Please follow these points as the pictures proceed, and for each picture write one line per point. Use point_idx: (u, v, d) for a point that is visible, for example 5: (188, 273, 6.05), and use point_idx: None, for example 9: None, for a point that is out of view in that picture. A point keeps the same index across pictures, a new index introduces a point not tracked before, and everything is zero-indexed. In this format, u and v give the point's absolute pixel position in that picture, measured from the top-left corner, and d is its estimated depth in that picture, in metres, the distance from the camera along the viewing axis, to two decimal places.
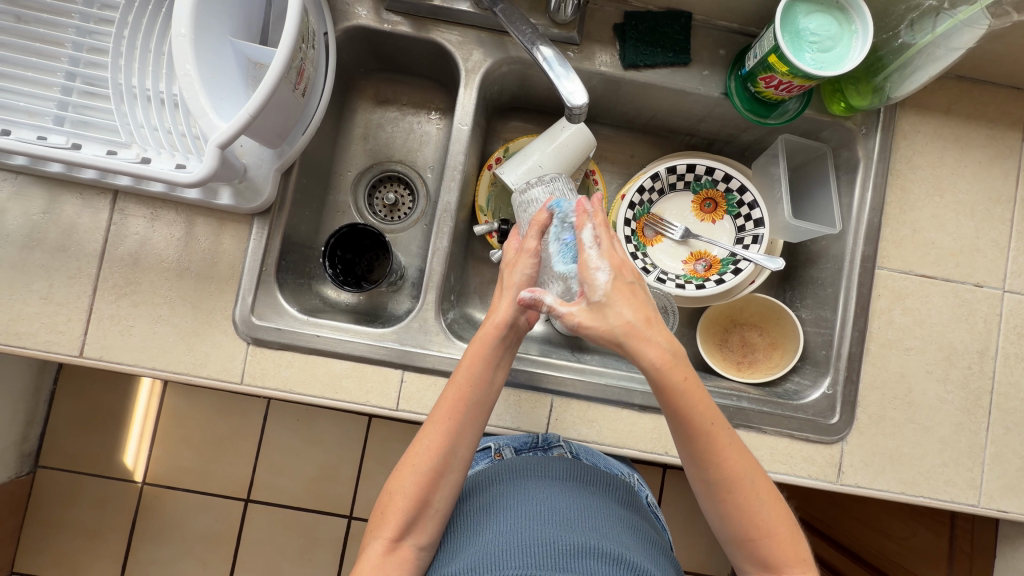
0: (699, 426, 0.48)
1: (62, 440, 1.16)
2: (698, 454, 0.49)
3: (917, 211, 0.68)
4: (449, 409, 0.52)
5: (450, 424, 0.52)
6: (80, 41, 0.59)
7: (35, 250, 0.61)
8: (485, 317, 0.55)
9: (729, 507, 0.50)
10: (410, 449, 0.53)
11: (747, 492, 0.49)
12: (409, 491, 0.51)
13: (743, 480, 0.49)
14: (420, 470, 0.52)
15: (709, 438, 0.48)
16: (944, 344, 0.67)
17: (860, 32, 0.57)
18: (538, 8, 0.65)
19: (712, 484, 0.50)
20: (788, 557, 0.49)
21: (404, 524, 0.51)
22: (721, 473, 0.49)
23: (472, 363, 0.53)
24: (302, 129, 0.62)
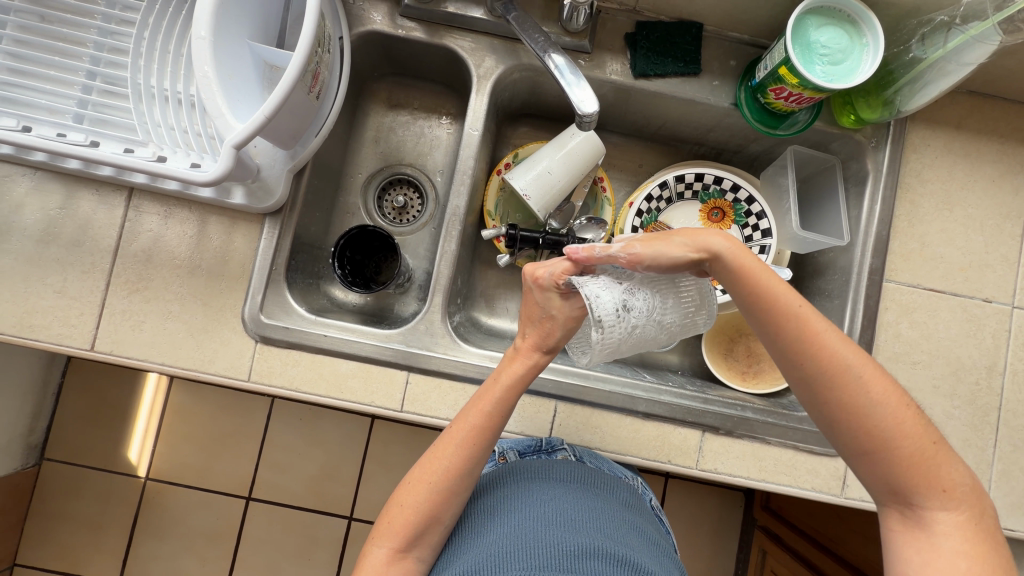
0: (780, 319, 0.47)
1: (69, 433, 1.17)
2: (787, 355, 0.48)
3: (926, 224, 0.68)
4: (475, 436, 0.53)
5: (472, 449, 0.53)
6: (102, 42, 0.60)
7: (50, 245, 0.63)
8: (520, 336, 0.58)
9: (834, 411, 0.47)
10: (423, 465, 0.54)
11: (849, 394, 0.46)
12: (420, 505, 0.52)
13: (845, 380, 0.46)
14: (435, 487, 0.52)
15: (794, 334, 0.47)
16: (952, 359, 0.67)
17: (871, 46, 0.57)
18: (550, 16, 0.66)
19: (811, 387, 0.48)
20: (912, 470, 0.46)
21: (413, 534, 0.51)
22: (818, 372, 0.47)
23: (508, 390, 0.54)
24: (315, 131, 0.63)
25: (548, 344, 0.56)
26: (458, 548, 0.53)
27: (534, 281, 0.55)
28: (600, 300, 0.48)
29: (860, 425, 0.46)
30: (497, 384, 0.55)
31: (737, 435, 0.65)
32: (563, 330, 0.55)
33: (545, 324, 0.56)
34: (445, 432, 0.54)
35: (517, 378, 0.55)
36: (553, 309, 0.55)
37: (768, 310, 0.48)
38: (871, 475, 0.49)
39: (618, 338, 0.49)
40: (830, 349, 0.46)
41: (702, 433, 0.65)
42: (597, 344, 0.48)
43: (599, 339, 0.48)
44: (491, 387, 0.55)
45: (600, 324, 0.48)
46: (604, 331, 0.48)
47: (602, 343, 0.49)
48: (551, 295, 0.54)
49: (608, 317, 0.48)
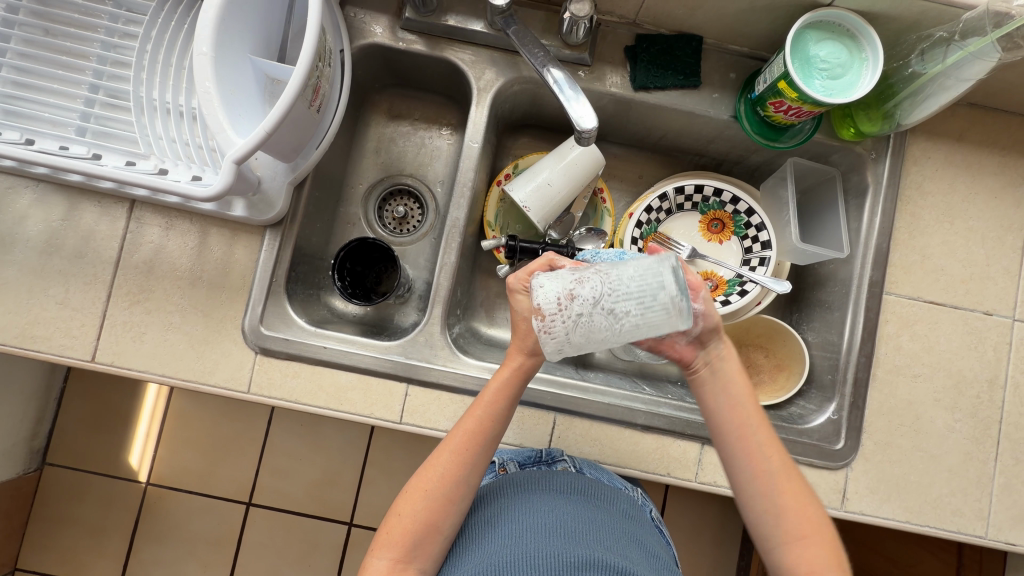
0: (757, 415, 0.54)
1: (71, 439, 1.18)
2: (758, 445, 0.53)
3: (927, 236, 0.68)
4: (468, 440, 0.53)
5: (465, 456, 0.53)
6: (105, 55, 0.61)
7: (53, 256, 0.63)
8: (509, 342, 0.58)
9: (781, 499, 0.51)
10: (419, 474, 0.54)
11: (798, 487, 0.52)
12: (419, 514, 0.52)
13: (794, 475, 0.53)
14: (432, 495, 0.52)
15: (766, 428, 0.54)
16: (953, 371, 0.67)
17: (871, 60, 0.57)
18: (551, 29, 0.66)
19: (770, 477, 0.52)
20: (833, 556, 0.50)
21: (412, 544, 0.51)
22: (778, 465, 0.53)
23: (496, 397, 0.55)
24: (316, 143, 0.63)
25: (532, 349, 0.55)
26: (458, 560, 0.52)
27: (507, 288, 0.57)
28: (541, 290, 0.49)
29: (803, 515, 0.51)
30: (485, 391, 0.55)
31: None
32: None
33: (522, 327, 0.56)
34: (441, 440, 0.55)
35: (503, 383, 0.55)
36: (528, 312, 0.55)
37: (751, 405, 0.55)
38: (790, 568, 0.50)
39: (563, 331, 0.48)
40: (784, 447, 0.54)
41: (702, 445, 0.64)
42: (542, 338, 0.49)
43: (544, 335, 0.49)
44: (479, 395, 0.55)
45: (540, 317, 0.48)
46: (543, 322, 0.48)
47: (548, 338, 0.48)
48: (523, 298, 0.55)
49: (547, 306, 0.48)
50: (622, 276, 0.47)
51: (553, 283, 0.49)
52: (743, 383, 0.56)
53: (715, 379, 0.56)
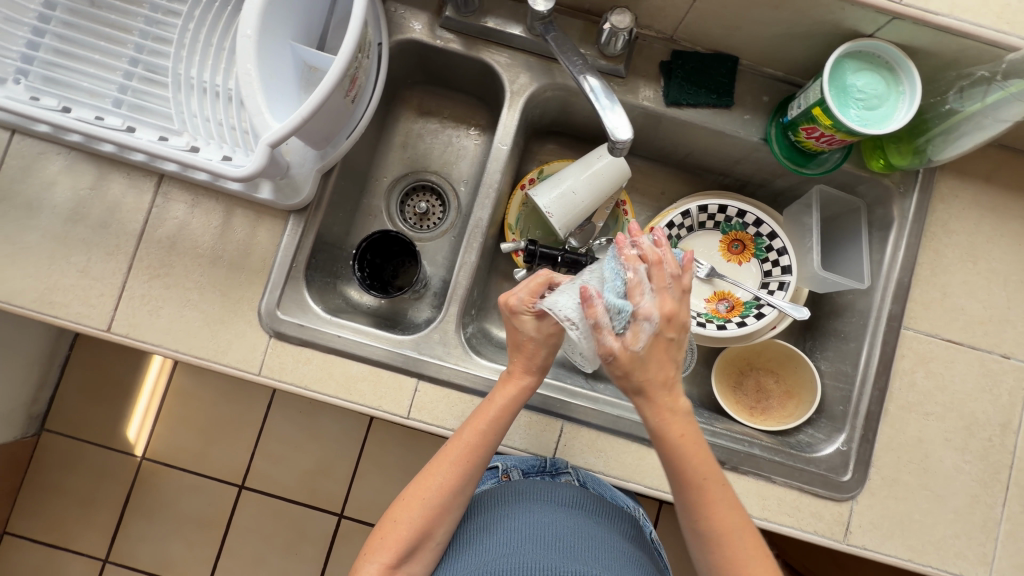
0: (691, 481, 0.49)
1: (72, 407, 1.18)
2: (687, 505, 0.50)
3: (948, 274, 0.67)
4: (470, 454, 0.52)
5: (466, 468, 0.52)
6: (147, 30, 0.62)
7: (78, 224, 0.63)
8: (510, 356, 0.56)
9: (715, 561, 0.49)
10: (418, 482, 0.52)
11: (737, 552, 0.48)
12: (416, 521, 0.50)
13: (736, 539, 0.49)
14: (428, 505, 0.51)
15: (700, 492, 0.49)
16: (965, 413, 0.66)
17: (908, 94, 0.57)
18: (588, 39, 0.66)
19: (701, 540, 0.50)
20: None
21: (404, 551, 0.50)
22: (710, 529, 0.49)
23: (500, 416, 0.53)
24: (346, 134, 0.64)
25: (537, 365, 0.54)
26: (452, 564, 0.51)
27: (507, 308, 0.53)
28: (551, 300, 0.51)
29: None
30: (489, 405, 0.54)
31: (742, 470, 0.64)
32: (546, 349, 0.54)
33: (528, 347, 0.53)
34: (440, 449, 0.53)
35: (511, 401, 0.54)
36: (535, 332, 0.53)
37: (684, 471, 0.49)
38: None
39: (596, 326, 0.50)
40: (723, 512, 0.49)
41: None
42: (582, 341, 0.50)
43: (579, 335, 0.50)
44: (483, 408, 0.54)
45: (570, 320, 0.49)
46: (578, 326, 0.49)
47: (583, 336, 0.50)
48: (529, 318, 0.52)
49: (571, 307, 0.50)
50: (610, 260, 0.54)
51: (563, 294, 0.51)
52: (673, 444, 0.49)
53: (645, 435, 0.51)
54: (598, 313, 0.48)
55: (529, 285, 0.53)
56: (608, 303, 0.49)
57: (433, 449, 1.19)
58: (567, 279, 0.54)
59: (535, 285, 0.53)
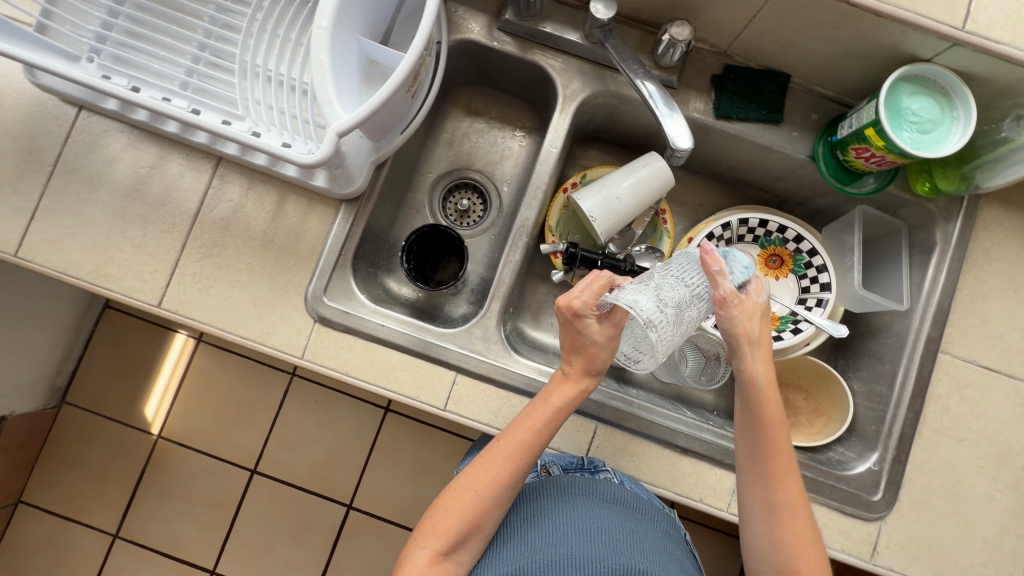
0: (776, 449, 0.52)
1: (98, 381, 1.20)
2: (765, 475, 0.52)
3: (988, 301, 0.67)
4: (524, 450, 0.52)
5: (520, 464, 0.52)
6: (217, 17, 0.64)
7: (136, 201, 0.65)
8: (565, 358, 0.56)
9: (781, 533, 0.51)
10: (471, 473, 0.53)
11: (802, 528, 0.51)
12: (467, 513, 0.51)
13: (804, 512, 0.52)
14: (483, 496, 0.51)
15: (782, 463, 0.52)
16: (999, 441, 0.66)
17: (962, 120, 0.58)
18: (644, 49, 0.68)
19: (771, 511, 0.52)
20: None
21: (455, 540, 0.50)
22: (783, 502, 0.51)
23: (555, 417, 0.54)
24: (401, 129, 0.65)
25: (594, 368, 0.56)
26: (498, 552, 0.52)
27: (570, 312, 0.53)
28: (628, 298, 0.49)
29: (797, 557, 0.50)
30: (544, 405, 0.54)
31: None
32: (608, 353, 0.55)
33: (590, 351, 0.54)
34: (495, 442, 0.53)
35: (566, 402, 0.55)
36: (597, 335, 0.54)
37: (772, 437, 0.52)
38: None
39: (670, 327, 0.49)
40: (797, 484, 0.52)
41: None
42: (658, 342, 0.48)
43: (656, 333, 0.48)
44: (538, 406, 0.54)
45: (649, 316, 0.48)
46: (656, 326, 0.48)
47: (659, 332, 0.48)
48: (592, 320, 0.53)
49: (648, 304, 0.49)
50: (673, 264, 0.54)
51: (641, 293, 0.50)
52: (768, 407, 0.52)
53: (740, 394, 0.54)
54: (720, 262, 0.51)
55: (594, 286, 0.53)
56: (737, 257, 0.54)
57: (448, 446, 1.20)
58: (626, 280, 0.55)
59: (598, 286, 0.53)
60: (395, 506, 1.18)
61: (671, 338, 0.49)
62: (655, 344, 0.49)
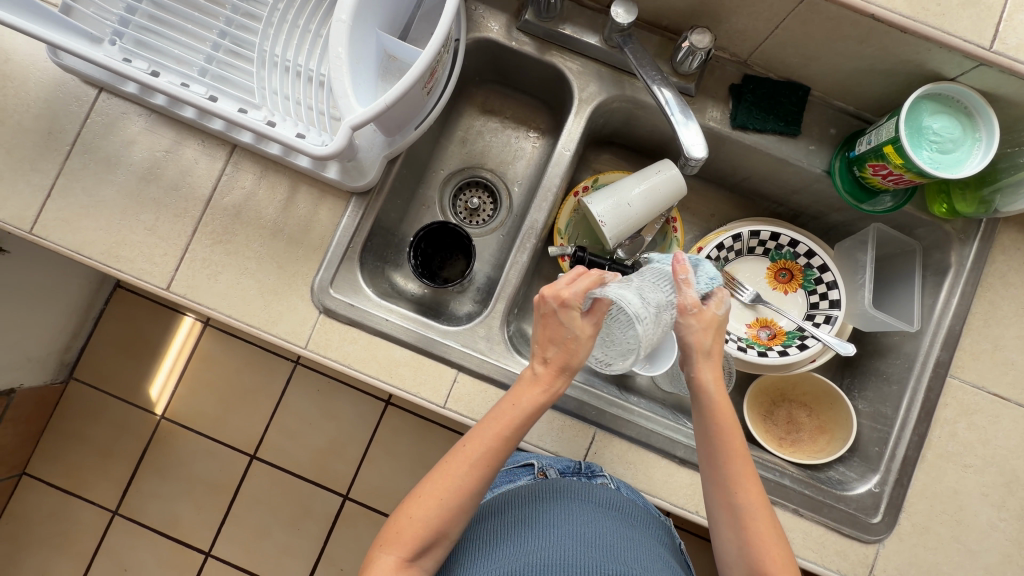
0: (732, 451, 0.51)
1: (105, 359, 1.22)
2: (724, 480, 0.51)
3: (1002, 327, 0.66)
4: (488, 456, 0.50)
5: (485, 470, 0.50)
6: (237, 6, 0.64)
7: (151, 184, 0.66)
8: (537, 354, 0.52)
9: (745, 536, 0.49)
10: (433, 481, 0.50)
11: (766, 530, 0.49)
12: (431, 521, 0.48)
13: (767, 514, 0.50)
14: (447, 505, 0.49)
15: (739, 465, 0.50)
16: (1006, 469, 0.65)
17: (985, 141, 0.57)
18: (663, 55, 0.67)
19: (734, 514, 0.50)
20: None
21: (421, 548, 0.49)
22: (744, 504, 0.50)
23: (522, 423, 0.51)
24: (416, 124, 0.65)
25: (570, 367, 0.51)
26: (489, 551, 0.52)
27: (556, 300, 0.50)
28: (616, 292, 0.49)
29: (766, 561, 0.48)
30: (513, 409, 0.50)
31: (771, 498, 0.64)
32: (587, 351, 0.51)
33: (569, 345, 0.50)
34: (459, 449, 0.51)
35: (537, 406, 0.51)
36: (578, 329, 0.50)
37: (728, 439, 0.51)
38: None
39: (653, 323, 0.49)
40: (755, 485, 0.50)
41: None
42: (644, 337, 0.49)
43: (643, 327, 0.48)
44: (507, 410, 0.51)
45: (636, 310, 0.48)
46: (643, 319, 0.48)
47: (646, 327, 0.48)
48: (577, 312, 0.50)
49: (633, 299, 0.49)
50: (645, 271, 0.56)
51: (627, 290, 0.50)
52: (722, 412, 0.51)
53: (694, 403, 0.53)
54: (688, 270, 0.53)
55: (580, 281, 0.51)
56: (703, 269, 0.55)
57: (447, 442, 1.20)
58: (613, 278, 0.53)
59: (586, 279, 0.51)
60: (391, 499, 1.18)
61: (652, 335, 0.50)
62: (642, 339, 0.49)
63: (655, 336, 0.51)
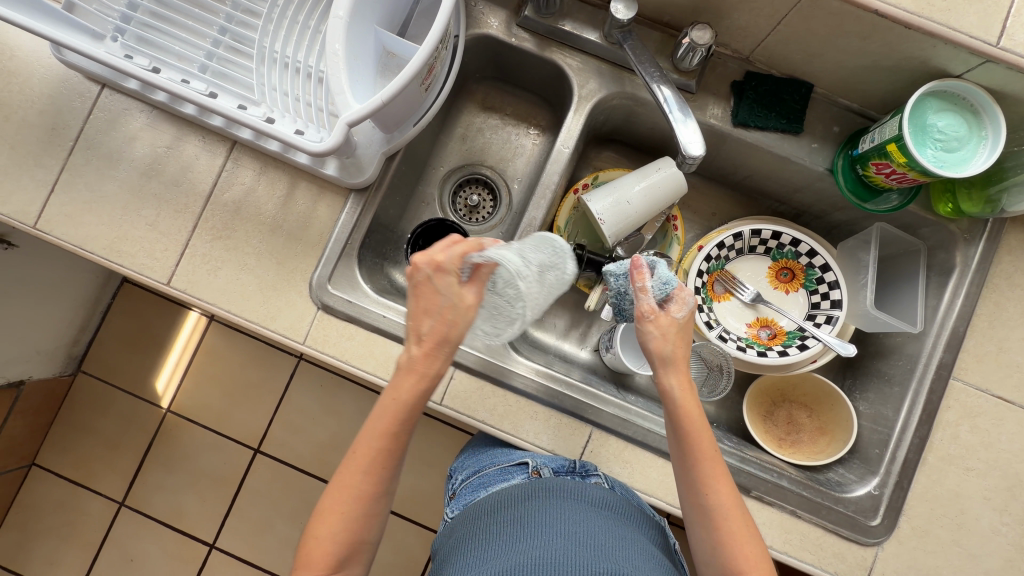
0: (701, 452, 0.50)
1: (112, 352, 1.24)
2: (694, 480, 0.50)
3: (1008, 329, 0.65)
4: (381, 459, 0.49)
5: (380, 472, 0.49)
6: (238, 3, 0.64)
7: (152, 180, 0.66)
8: (411, 329, 0.49)
9: (716, 536, 0.49)
10: (331, 496, 0.49)
11: (739, 529, 0.49)
12: (338, 534, 0.48)
13: (738, 513, 0.49)
14: (351, 516, 0.48)
15: (709, 465, 0.50)
16: (1009, 473, 0.64)
17: (990, 140, 0.56)
18: (663, 52, 0.67)
19: (706, 515, 0.49)
20: None
21: (336, 562, 0.48)
22: (716, 505, 0.49)
23: (401, 414, 0.49)
24: (414, 121, 0.65)
25: (449, 339, 0.49)
26: (480, 553, 0.51)
27: (430, 265, 0.48)
28: (497, 254, 0.50)
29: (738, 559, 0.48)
30: (395, 403, 0.48)
31: (768, 499, 0.64)
32: (467, 321, 0.49)
33: (446, 315, 0.48)
34: (349, 457, 0.49)
35: (417, 393, 0.49)
36: (454, 295, 0.48)
37: (697, 440, 0.50)
38: None
39: (535, 283, 0.51)
40: (725, 485, 0.50)
41: None
42: (527, 296, 0.51)
43: (526, 286, 0.50)
44: (388, 406, 0.49)
45: (516, 268, 0.50)
46: (523, 277, 0.50)
47: (528, 285, 0.50)
48: (450, 276, 0.48)
49: (514, 259, 0.51)
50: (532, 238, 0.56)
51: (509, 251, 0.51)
52: (689, 416, 0.50)
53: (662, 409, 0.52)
54: (645, 278, 0.53)
55: (456, 246, 0.50)
56: (658, 272, 0.53)
57: (447, 438, 1.21)
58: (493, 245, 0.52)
59: (462, 245, 0.49)
60: None
61: (534, 296, 0.51)
62: (525, 298, 0.51)
63: (540, 299, 0.52)
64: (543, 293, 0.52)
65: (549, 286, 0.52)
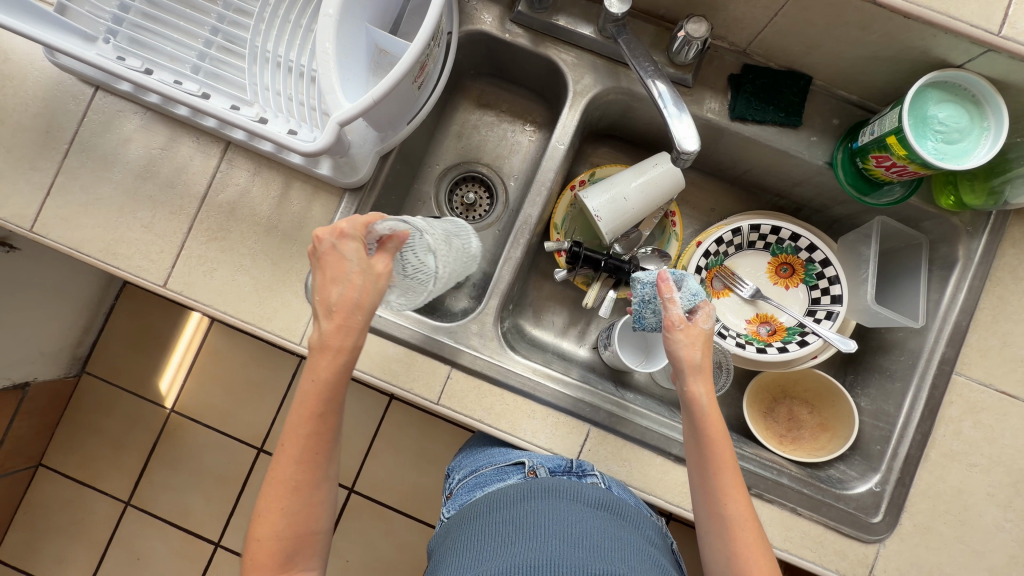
0: (722, 462, 0.50)
1: (115, 354, 1.24)
2: (712, 490, 0.50)
3: (1012, 323, 0.64)
4: (310, 445, 0.48)
5: (313, 460, 0.48)
6: (230, 2, 0.64)
7: (147, 181, 0.66)
8: (323, 304, 0.48)
9: (732, 548, 0.48)
10: (266, 495, 0.47)
11: (754, 540, 0.48)
12: (283, 530, 0.47)
13: (754, 525, 0.49)
14: (291, 510, 0.47)
15: (727, 476, 0.50)
16: (1013, 469, 0.63)
17: (992, 131, 0.55)
18: (659, 45, 0.66)
19: (722, 525, 0.49)
20: None
21: (284, 558, 0.47)
22: (733, 515, 0.49)
23: (322, 393, 0.48)
24: (408, 119, 0.65)
25: (360, 309, 0.48)
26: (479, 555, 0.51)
27: (334, 233, 0.48)
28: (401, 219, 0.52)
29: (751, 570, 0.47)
30: (316, 385, 0.48)
31: (768, 497, 0.63)
32: (376, 287, 0.48)
33: (354, 282, 0.48)
34: (279, 451, 0.48)
35: (337, 369, 0.48)
36: (362, 262, 0.48)
37: (718, 450, 0.50)
38: None
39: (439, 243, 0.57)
40: (745, 496, 0.50)
41: None
42: (437, 253, 0.56)
43: (432, 241, 0.56)
44: (308, 390, 0.48)
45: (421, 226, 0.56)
46: (427, 234, 0.56)
47: (435, 242, 0.57)
48: (354, 244, 0.48)
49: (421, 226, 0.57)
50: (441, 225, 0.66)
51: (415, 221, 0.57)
52: (712, 426, 0.50)
53: (685, 416, 0.52)
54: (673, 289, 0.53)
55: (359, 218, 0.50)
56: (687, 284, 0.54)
57: (449, 437, 1.21)
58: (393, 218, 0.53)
59: (367, 215, 0.50)
60: (393, 493, 1.19)
61: (436, 251, 0.56)
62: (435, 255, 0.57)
63: (446, 258, 0.58)
64: (448, 253, 0.59)
65: (449, 248, 0.60)
